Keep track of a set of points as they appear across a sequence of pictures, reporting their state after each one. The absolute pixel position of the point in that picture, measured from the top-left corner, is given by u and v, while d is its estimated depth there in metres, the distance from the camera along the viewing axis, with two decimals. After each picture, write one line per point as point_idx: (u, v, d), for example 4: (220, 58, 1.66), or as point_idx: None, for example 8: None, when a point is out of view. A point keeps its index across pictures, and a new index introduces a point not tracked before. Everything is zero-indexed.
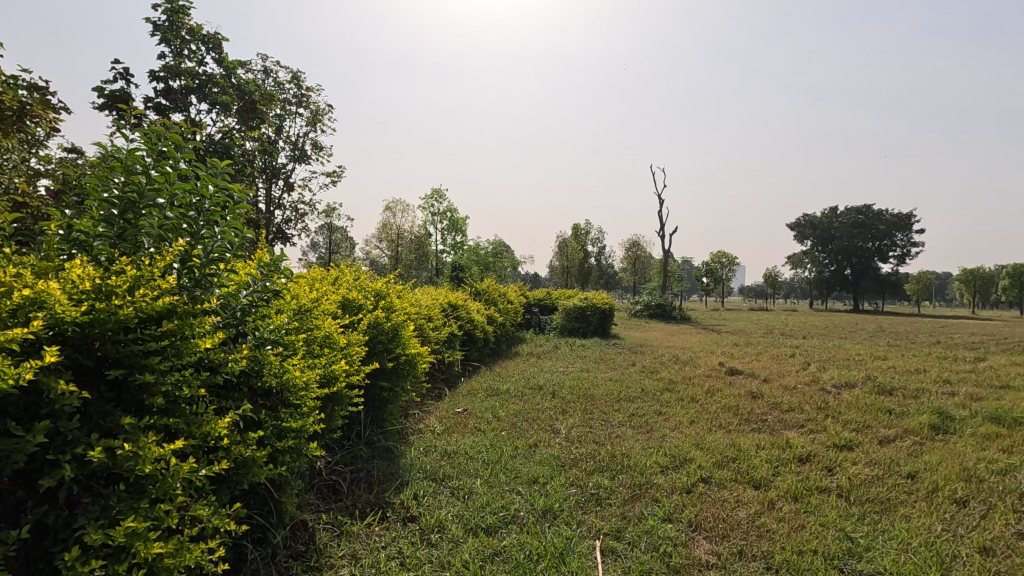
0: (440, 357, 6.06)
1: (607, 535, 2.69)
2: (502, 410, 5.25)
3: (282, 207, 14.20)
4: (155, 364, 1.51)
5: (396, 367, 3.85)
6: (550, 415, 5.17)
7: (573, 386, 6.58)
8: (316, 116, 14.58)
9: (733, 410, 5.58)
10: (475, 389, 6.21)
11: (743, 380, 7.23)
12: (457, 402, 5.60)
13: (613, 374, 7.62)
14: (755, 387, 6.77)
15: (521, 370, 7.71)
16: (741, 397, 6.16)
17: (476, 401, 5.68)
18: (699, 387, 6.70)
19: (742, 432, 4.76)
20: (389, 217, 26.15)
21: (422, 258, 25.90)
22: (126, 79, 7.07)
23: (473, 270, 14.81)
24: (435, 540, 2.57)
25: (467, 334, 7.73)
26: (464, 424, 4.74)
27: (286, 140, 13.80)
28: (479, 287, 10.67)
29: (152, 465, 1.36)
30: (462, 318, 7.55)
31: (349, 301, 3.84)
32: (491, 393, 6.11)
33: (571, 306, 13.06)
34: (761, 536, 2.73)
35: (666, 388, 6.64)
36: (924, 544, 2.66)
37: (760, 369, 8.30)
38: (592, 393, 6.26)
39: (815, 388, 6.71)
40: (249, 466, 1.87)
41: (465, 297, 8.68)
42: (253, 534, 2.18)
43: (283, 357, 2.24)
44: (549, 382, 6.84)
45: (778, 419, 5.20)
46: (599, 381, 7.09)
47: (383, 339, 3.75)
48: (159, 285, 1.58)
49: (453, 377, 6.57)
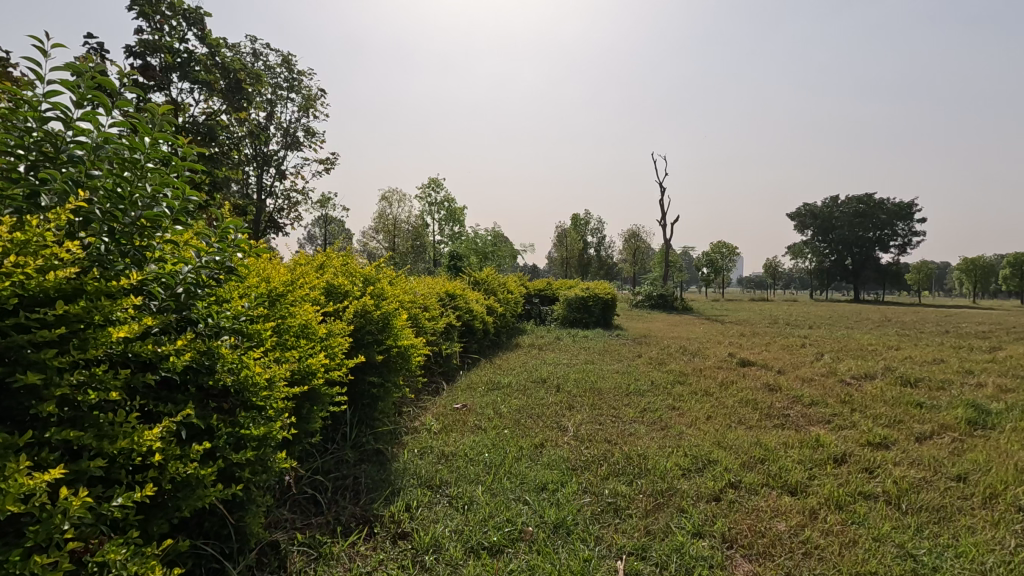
0: (437, 349, 5.69)
1: (631, 554, 2.31)
2: (504, 406, 4.87)
3: (273, 195, 13.79)
4: (46, 359, 1.13)
5: (387, 360, 3.46)
6: (556, 410, 4.80)
7: (579, 379, 6.20)
8: (310, 102, 14.09)
9: (751, 404, 5.21)
10: (475, 383, 5.84)
11: (757, 372, 6.87)
12: (456, 398, 5.22)
13: (620, 367, 7.26)
14: (770, 378, 6.41)
15: (523, 363, 7.34)
16: (757, 390, 5.81)
17: (476, 397, 5.30)
18: (710, 379, 6.35)
19: (765, 428, 4.39)
20: (385, 208, 25.69)
21: (419, 249, 25.50)
22: (99, 56, 6.61)
23: (471, 260, 14.42)
24: (430, 564, 2.18)
25: (466, 325, 7.35)
26: (463, 421, 4.37)
27: (278, 126, 13.34)
28: (477, 276, 10.27)
29: (22, 505, 0.96)
30: (461, 308, 7.17)
31: (333, 288, 3.45)
32: (491, 387, 5.73)
33: (573, 297, 12.68)
34: (808, 555, 2.35)
35: (677, 381, 6.28)
36: (1002, 563, 2.28)
37: (772, 359, 7.94)
38: (599, 386, 5.88)
39: (834, 380, 6.36)
40: (192, 487, 1.48)
41: (463, 287, 8.29)
42: (207, 565, 1.79)
43: (242, 349, 1.84)
44: (553, 375, 6.46)
45: (802, 414, 4.83)
46: (606, 373, 6.72)
47: (371, 330, 3.35)
48: (53, 253, 1.20)
49: (453, 371, 6.21)
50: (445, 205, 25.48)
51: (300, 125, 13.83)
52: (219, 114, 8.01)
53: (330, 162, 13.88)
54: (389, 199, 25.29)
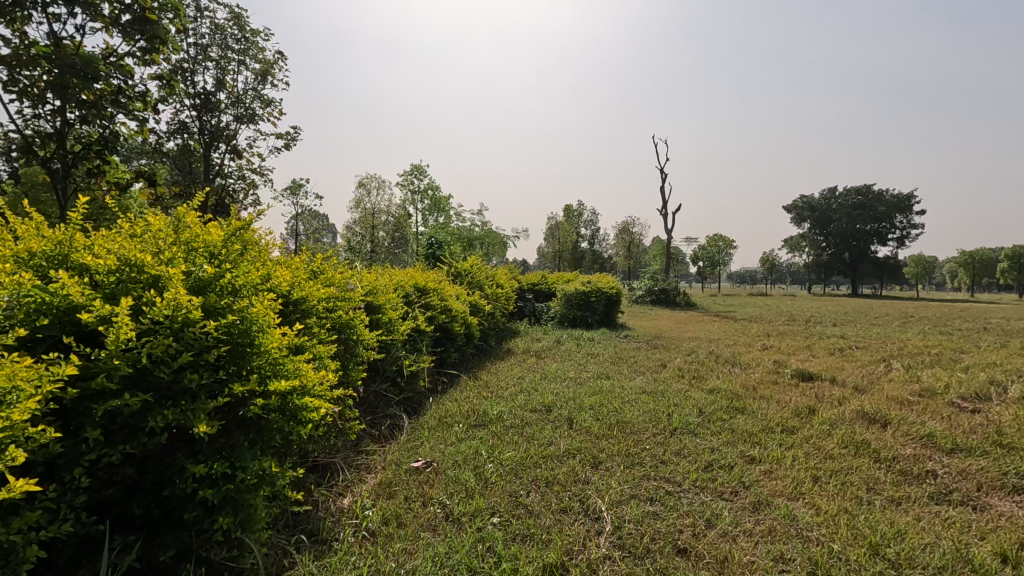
0: (384, 357, 4.07)
1: None
2: (492, 463, 3.12)
3: (226, 176, 12.04)
4: None
5: (252, 425, 1.73)
6: (574, 471, 3.05)
7: (596, 407, 4.45)
8: (268, 67, 11.93)
9: (864, 450, 3.47)
10: (451, 416, 4.07)
11: (829, 391, 5.13)
12: (417, 445, 3.45)
13: (645, 383, 5.50)
14: (856, 401, 4.69)
15: (518, 379, 5.57)
16: (853, 421, 4.07)
17: (450, 442, 3.53)
18: (776, 405, 4.61)
19: (925, 510, 2.66)
20: (363, 196, 23.77)
21: (400, 241, 23.67)
22: None
23: (454, 248, 12.60)
24: None
25: (442, 329, 5.58)
26: (425, 501, 2.63)
27: (226, 95, 11.49)
28: (460, 266, 8.46)
29: None
30: (434, 307, 5.38)
31: (133, 270, 1.65)
32: (472, 423, 3.95)
33: (573, 292, 10.89)
34: None
35: (732, 407, 4.52)
36: None
37: (834, 371, 6.20)
38: (628, 418, 4.11)
39: (942, 404, 4.64)
40: None
41: (440, 279, 6.50)
42: None
43: None
44: (559, 399, 4.71)
45: (958, 471, 3.09)
46: (629, 395, 4.97)
47: (204, 362, 1.57)
48: None
49: (419, 397, 4.43)
50: (428, 193, 23.64)
51: (255, 93, 11.85)
52: (122, 57, 6.06)
53: (291, 136, 12.00)
54: (368, 186, 23.41)
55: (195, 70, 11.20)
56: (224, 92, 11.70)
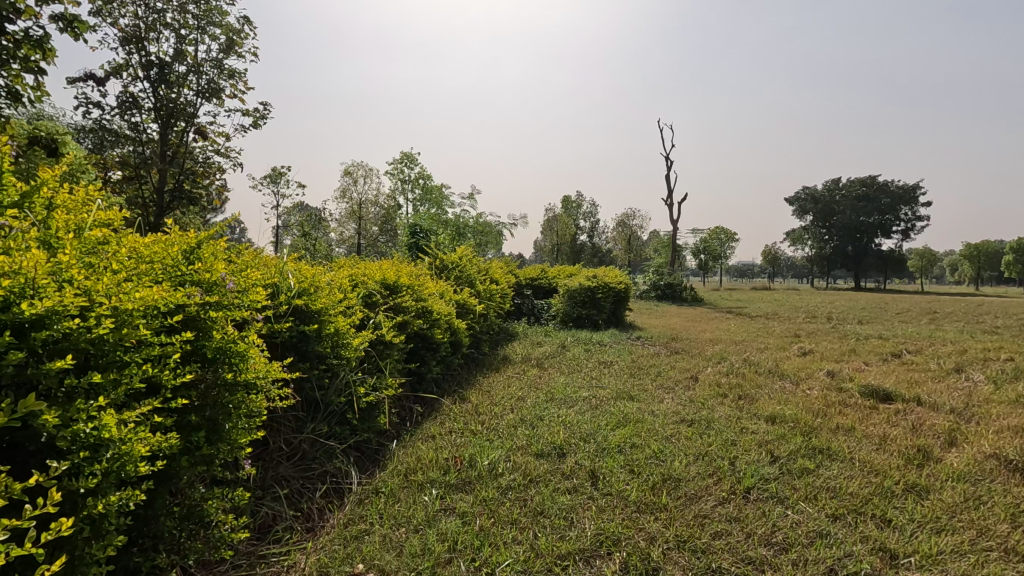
0: (322, 387, 2.82)
1: None
2: None
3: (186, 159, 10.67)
4: None
5: None
6: None
7: (627, 450, 3.20)
8: (233, 34, 10.52)
9: None
10: (421, 470, 2.81)
11: (927, 420, 3.90)
12: (363, 534, 2.20)
13: (680, 407, 4.26)
14: (976, 438, 3.45)
15: (516, 400, 4.32)
16: (1001, 477, 2.83)
17: (413, 524, 2.28)
18: (871, 445, 3.36)
19: None
20: (350, 185, 22.43)
21: (390, 234, 22.39)
22: None
23: (444, 239, 11.33)
24: None
25: (420, 337, 4.32)
26: None
27: (186, 66, 10.13)
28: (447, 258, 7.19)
29: None
30: (408, 309, 4.11)
31: None
32: (452, 482, 2.70)
33: (578, 288, 9.64)
34: None
35: (814, 450, 3.28)
36: None
37: (910, 387, 4.97)
38: (678, 471, 2.86)
39: None
40: None
41: (420, 273, 5.23)
42: None
43: None
44: (573, 435, 3.46)
45: None
46: (666, 426, 3.73)
47: None
48: None
49: (378, 438, 3.16)
50: (419, 182, 22.32)
51: (219, 64, 10.43)
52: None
53: (261, 115, 10.70)
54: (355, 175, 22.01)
55: (148, 37, 9.83)
56: (184, 63, 10.36)
